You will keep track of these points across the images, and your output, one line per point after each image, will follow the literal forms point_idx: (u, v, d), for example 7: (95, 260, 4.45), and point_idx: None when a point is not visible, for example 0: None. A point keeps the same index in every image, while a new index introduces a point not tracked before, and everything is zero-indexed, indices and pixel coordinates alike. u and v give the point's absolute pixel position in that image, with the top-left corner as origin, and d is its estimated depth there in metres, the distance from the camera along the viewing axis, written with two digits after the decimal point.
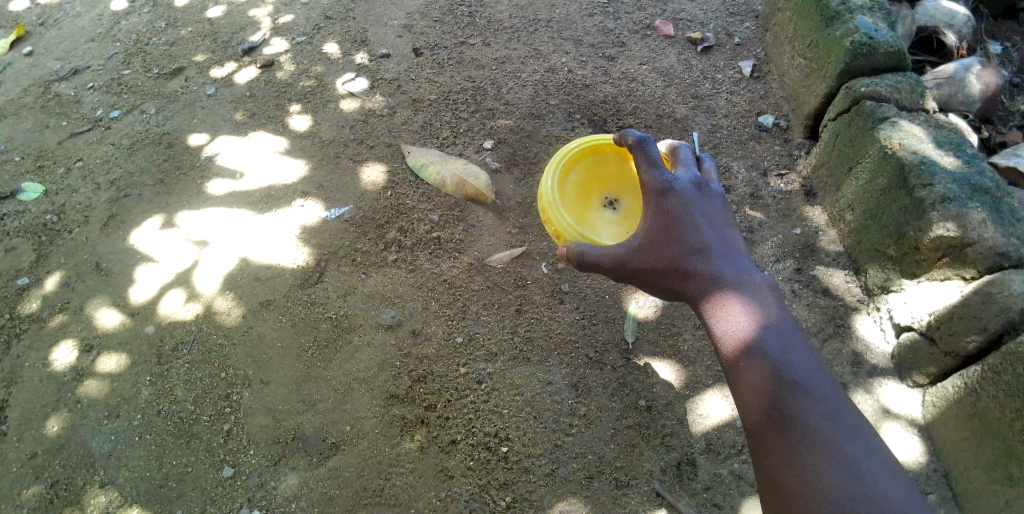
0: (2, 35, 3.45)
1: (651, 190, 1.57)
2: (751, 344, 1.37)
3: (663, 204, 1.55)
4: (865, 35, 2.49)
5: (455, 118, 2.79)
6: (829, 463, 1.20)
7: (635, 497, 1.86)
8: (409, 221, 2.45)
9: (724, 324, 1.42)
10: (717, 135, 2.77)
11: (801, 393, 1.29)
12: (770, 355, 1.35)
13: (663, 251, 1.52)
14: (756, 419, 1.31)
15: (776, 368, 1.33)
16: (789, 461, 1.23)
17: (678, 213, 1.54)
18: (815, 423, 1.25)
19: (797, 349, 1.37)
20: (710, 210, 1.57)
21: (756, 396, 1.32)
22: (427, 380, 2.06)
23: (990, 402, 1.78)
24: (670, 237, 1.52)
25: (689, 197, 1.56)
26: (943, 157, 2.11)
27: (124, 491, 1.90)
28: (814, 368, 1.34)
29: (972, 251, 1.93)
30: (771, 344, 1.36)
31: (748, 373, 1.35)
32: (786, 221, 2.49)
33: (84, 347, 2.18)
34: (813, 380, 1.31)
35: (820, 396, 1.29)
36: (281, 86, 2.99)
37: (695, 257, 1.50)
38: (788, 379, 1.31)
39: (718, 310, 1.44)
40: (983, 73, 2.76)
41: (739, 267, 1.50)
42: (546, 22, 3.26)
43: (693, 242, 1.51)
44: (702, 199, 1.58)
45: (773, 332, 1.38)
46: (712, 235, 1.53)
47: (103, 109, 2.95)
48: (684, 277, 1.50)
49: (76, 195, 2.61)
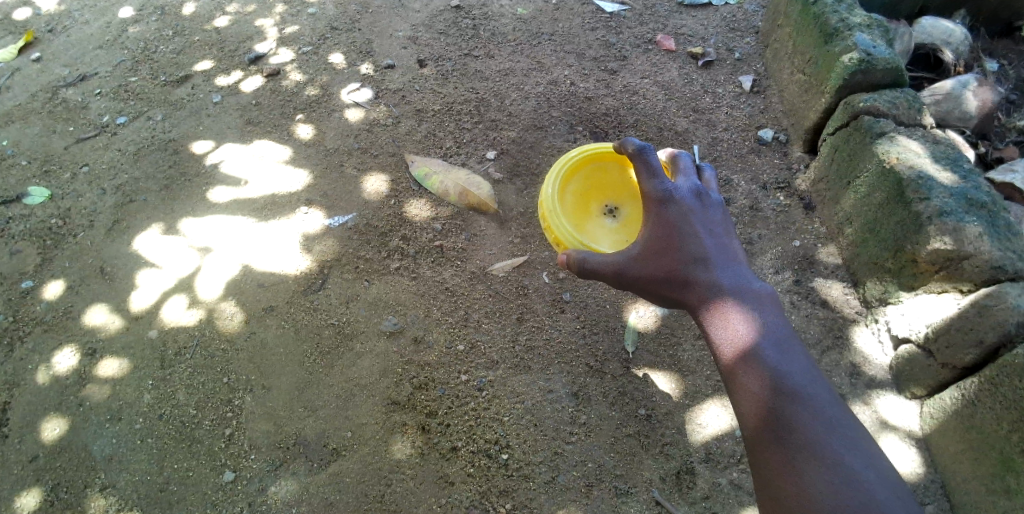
0: (11, 42, 3.49)
1: (651, 198, 1.59)
2: (751, 353, 1.39)
3: (663, 212, 1.57)
4: (863, 52, 2.53)
5: (459, 129, 2.82)
6: (827, 472, 1.21)
7: (634, 505, 1.87)
8: (412, 230, 2.48)
9: (723, 333, 1.44)
10: (717, 148, 2.80)
11: (800, 403, 1.31)
12: (769, 364, 1.36)
13: (663, 259, 1.54)
14: (756, 426, 1.33)
15: (775, 377, 1.34)
16: (788, 472, 1.25)
17: (678, 223, 1.55)
18: (814, 433, 1.27)
19: (796, 358, 1.38)
20: (710, 219, 1.58)
21: (755, 404, 1.34)
22: (428, 387, 2.08)
23: (987, 414, 1.79)
24: (670, 246, 1.54)
25: (689, 205, 1.58)
26: (939, 172, 2.14)
27: (124, 494, 1.91)
28: (812, 377, 1.35)
29: (969, 264, 1.96)
30: (770, 354, 1.38)
31: (747, 381, 1.36)
32: (785, 234, 2.51)
33: (86, 351, 2.19)
34: (812, 389, 1.33)
35: (819, 405, 1.31)
36: (287, 96, 3.02)
37: (695, 266, 1.51)
38: (786, 388, 1.33)
39: (717, 319, 1.46)
40: (980, 90, 2.80)
41: (738, 275, 1.51)
42: (549, 36, 3.30)
43: (693, 251, 1.52)
44: (702, 207, 1.59)
45: (772, 341, 1.40)
46: (712, 243, 1.54)
47: (110, 115, 2.98)
48: (683, 285, 1.51)
49: (81, 200, 2.64)
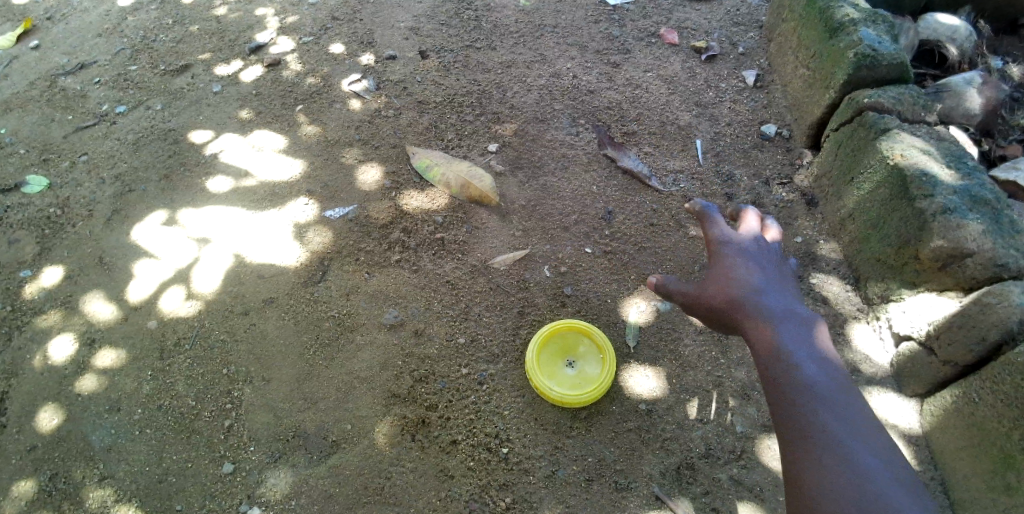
0: (9, 29, 3.46)
1: (710, 238, 1.64)
2: (791, 372, 1.36)
3: (719, 249, 1.60)
4: (868, 47, 2.50)
5: (461, 121, 2.81)
6: (836, 477, 1.20)
7: (634, 500, 1.87)
8: (413, 222, 2.47)
9: (767, 354, 1.41)
10: (720, 143, 2.79)
11: (824, 414, 1.29)
12: (800, 376, 1.35)
13: (713, 287, 1.55)
14: (789, 437, 1.30)
15: (803, 388, 1.33)
16: (798, 475, 1.25)
17: (733, 259, 1.57)
18: (830, 440, 1.25)
19: (830, 374, 1.36)
20: (769, 262, 1.58)
21: (790, 417, 1.31)
22: (429, 380, 2.07)
23: (988, 412, 1.79)
24: (722, 274, 1.55)
25: (745, 243, 1.60)
26: (944, 169, 2.13)
27: (123, 485, 1.90)
28: (851, 399, 1.32)
29: (972, 261, 1.95)
30: (810, 375, 1.35)
31: (785, 396, 1.34)
32: (787, 230, 2.50)
33: (84, 341, 2.18)
34: (839, 402, 1.31)
35: (844, 417, 1.28)
36: (288, 86, 3.01)
37: (747, 296, 1.50)
38: (815, 400, 1.31)
39: (758, 336, 1.44)
40: (984, 88, 2.79)
41: (787, 302, 1.49)
42: (552, 28, 3.28)
43: (743, 278, 1.53)
44: (760, 250, 1.60)
45: (816, 366, 1.37)
46: (767, 279, 1.53)
47: (109, 104, 2.96)
48: (731, 308, 1.50)
49: (80, 189, 2.62)
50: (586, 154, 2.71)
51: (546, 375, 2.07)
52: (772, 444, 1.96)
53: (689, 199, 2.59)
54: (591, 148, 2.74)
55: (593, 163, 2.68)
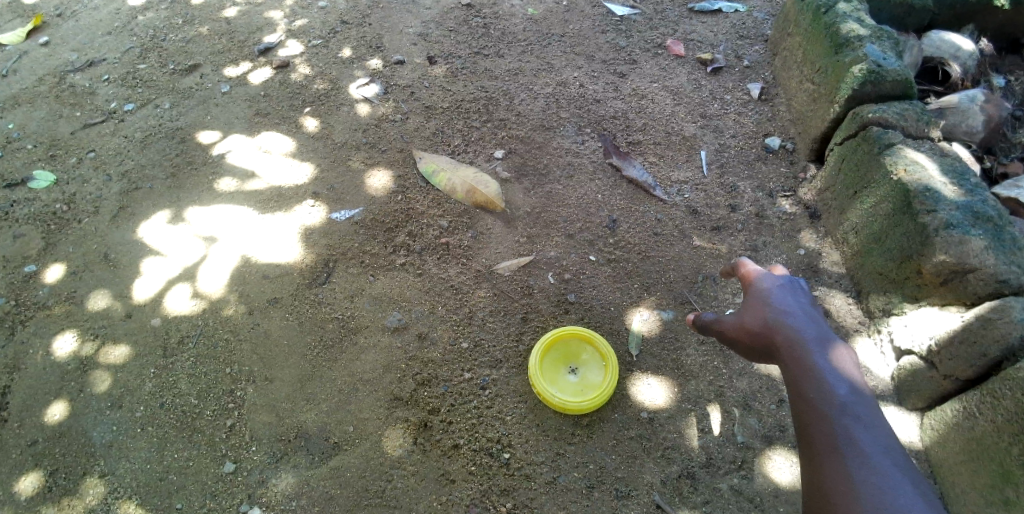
0: (19, 25, 3.47)
1: (746, 277, 1.65)
2: (823, 391, 1.34)
3: (754, 284, 1.61)
4: (873, 64, 2.52)
5: (467, 127, 2.83)
6: (862, 492, 1.18)
7: (634, 507, 1.87)
8: (419, 226, 2.48)
9: (805, 376, 1.38)
10: (724, 154, 2.82)
11: (855, 431, 1.27)
12: (832, 395, 1.33)
13: (750, 316, 1.54)
14: (818, 453, 1.28)
15: (834, 406, 1.31)
16: (820, 488, 1.24)
17: (770, 291, 1.56)
18: (858, 456, 1.23)
19: (863, 396, 1.34)
20: (807, 296, 1.55)
21: (821, 434, 1.29)
22: (432, 384, 2.08)
23: (988, 426, 1.80)
24: (757, 303, 1.55)
25: (781, 275, 1.60)
26: (947, 185, 2.14)
27: (123, 482, 1.90)
28: (880, 417, 1.30)
29: (973, 277, 1.97)
30: (839, 392, 1.33)
31: (817, 413, 1.32)
32: (790, 242, 2.52)
33: (87, 336, 2.19)
34: (870, 422, 1.28)
35: (874, 436, 1.26)
36: (296, 88, 3.02)
37: (784, 323, 1.47)
38: (844, 416, 1.29)
39: (793, 359, 1.42)
40: (987, 105, 2.82)
41: (825, 329, 1.46)
42: (559, 37, 3.31)
43: (778, 306, 1.52)
44: (797, 286, 1.57)
45: (846, 385, 1.34)
46: (803, 307, 1.51)
47: (117, 101, 2.98)
48: (767, 331, 1.49)
49: (87, 185, 2.63)
50: (591, 163, 2.73)
51: (548, 380, 2.08)
52: (775, 455, 1.97)
53: (693, 209, 2.60)
54: (596, 156, 2.76)
55: (598, 171, 2.70)
